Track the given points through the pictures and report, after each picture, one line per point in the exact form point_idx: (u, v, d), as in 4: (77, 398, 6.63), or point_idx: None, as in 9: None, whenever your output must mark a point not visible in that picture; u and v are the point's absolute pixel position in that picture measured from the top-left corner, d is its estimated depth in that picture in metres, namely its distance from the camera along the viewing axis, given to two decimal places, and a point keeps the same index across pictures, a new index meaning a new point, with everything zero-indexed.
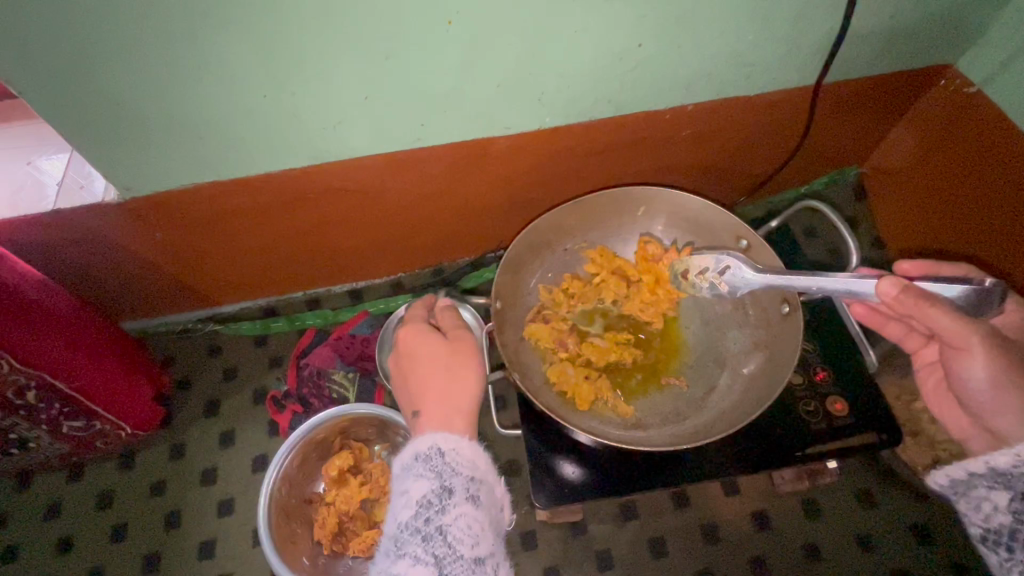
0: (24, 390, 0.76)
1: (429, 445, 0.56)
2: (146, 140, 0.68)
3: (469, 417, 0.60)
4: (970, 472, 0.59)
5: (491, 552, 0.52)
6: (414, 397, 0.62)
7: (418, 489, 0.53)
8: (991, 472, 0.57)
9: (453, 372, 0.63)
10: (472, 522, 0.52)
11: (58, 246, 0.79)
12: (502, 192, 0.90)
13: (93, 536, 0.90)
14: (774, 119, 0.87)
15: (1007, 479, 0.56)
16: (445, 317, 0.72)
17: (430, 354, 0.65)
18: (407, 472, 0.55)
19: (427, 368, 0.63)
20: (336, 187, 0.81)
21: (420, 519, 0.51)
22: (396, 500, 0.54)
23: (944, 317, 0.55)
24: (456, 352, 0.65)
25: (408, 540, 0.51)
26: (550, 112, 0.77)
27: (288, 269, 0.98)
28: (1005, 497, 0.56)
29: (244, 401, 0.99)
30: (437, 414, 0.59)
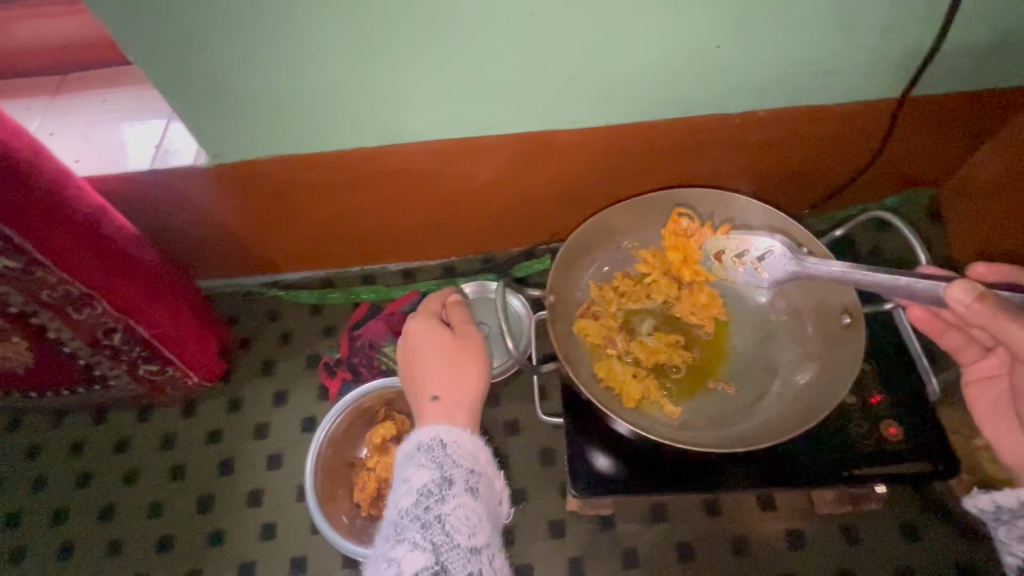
0: (112, 330, 0.85)
1: (432, 438, 0.61)
2: (236, 111, 0.73)
3: (469, 414, 0.65)
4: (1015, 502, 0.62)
5: (487, 543, 0.56)
6: (422, 388, 0.67)
7: (418, 478, 0.58)
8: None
9: (459, 369, 0.68)
10: (469, 514, 0.56)
11: (149, 204, 0.86)
12: (561, 185, 0.91)
13: (156, 472, 0.98)
14: (850, 131, 0.84)
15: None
16: (456, 313, 0.76)
17: (440, 349, 0.69)
18: (409, 461, 0.60)
19: (434, 364, 0.68)
20: (403, 168, 0.85)
21: (419, 506, 0.56)
22: (398, 488, 0.59)
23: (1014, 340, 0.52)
24: (463, 351, 0.70)
25: (407, 526, 0.55)
26: (617, 109, 0.78)
27: (347, 243, 1.02)
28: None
29: (298, 365, 1.05)
30: (444, 407, 0.65)
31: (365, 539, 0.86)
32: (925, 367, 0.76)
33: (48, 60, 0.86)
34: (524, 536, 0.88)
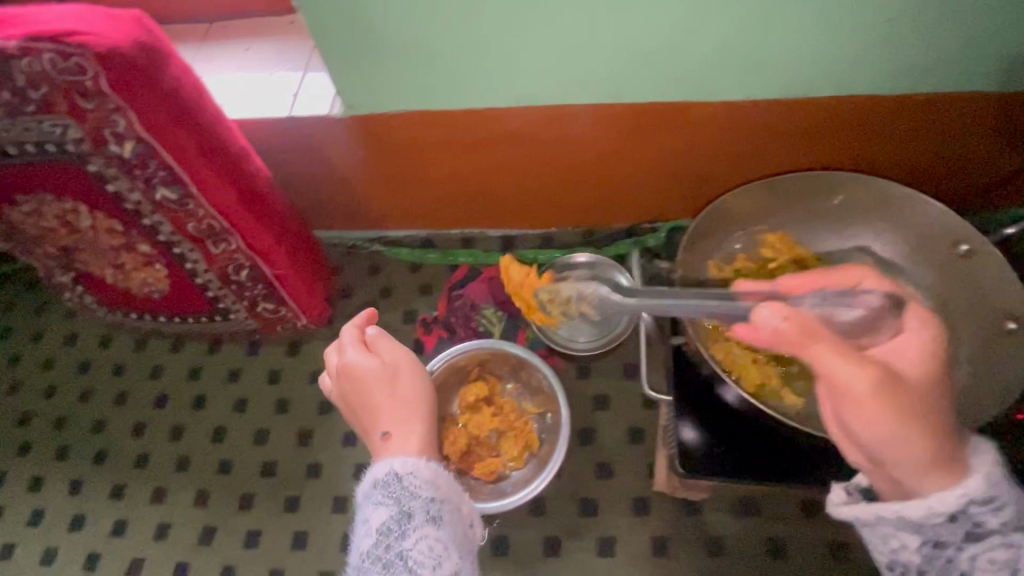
0: (240, 267, 0.90)
1: (387, 472, 0.59)
2: (378, 64, 0.75)
3: (424, 441, 0.63)
4: (935, 539, 0.48)
5: (456, 570, 0.55)
6: (374, 425, 0.65)
7: (377, 517, 0.56)
8: (965, 520, 0.47)
9: (400, 398, 0.66)
10: (433, 544, 0.55)
11: (281, 151, 0.90)
12: (682, 161, 0.89)
13: (262, 404, 1.05)
14: (1017, 122, 0.77)
15: (974, 525, 0.47)
16: (380, 341, 0.71)
17: (374, 387, 0.66)
18: (366, 500, 0.58)
19: (377, 399, 0.66)
20: (526, 132, 0.85)
21: (379, 547, 0.54)
22: (358, 529, 0.58)
23: (857, 375, 0.49)
24: (399, 384, 0.67)
25: (368, 569, 0.54)
26: (760, 84, 0.74)
27: (454, 206, 1.04)
28: (990, 551, 0.47)
29: (395, 319, 1.09)
30: (396, 440, 0.63)
31: None
32: None
33: (200, 7, 0.92)
34: (609, 510, 0.88)
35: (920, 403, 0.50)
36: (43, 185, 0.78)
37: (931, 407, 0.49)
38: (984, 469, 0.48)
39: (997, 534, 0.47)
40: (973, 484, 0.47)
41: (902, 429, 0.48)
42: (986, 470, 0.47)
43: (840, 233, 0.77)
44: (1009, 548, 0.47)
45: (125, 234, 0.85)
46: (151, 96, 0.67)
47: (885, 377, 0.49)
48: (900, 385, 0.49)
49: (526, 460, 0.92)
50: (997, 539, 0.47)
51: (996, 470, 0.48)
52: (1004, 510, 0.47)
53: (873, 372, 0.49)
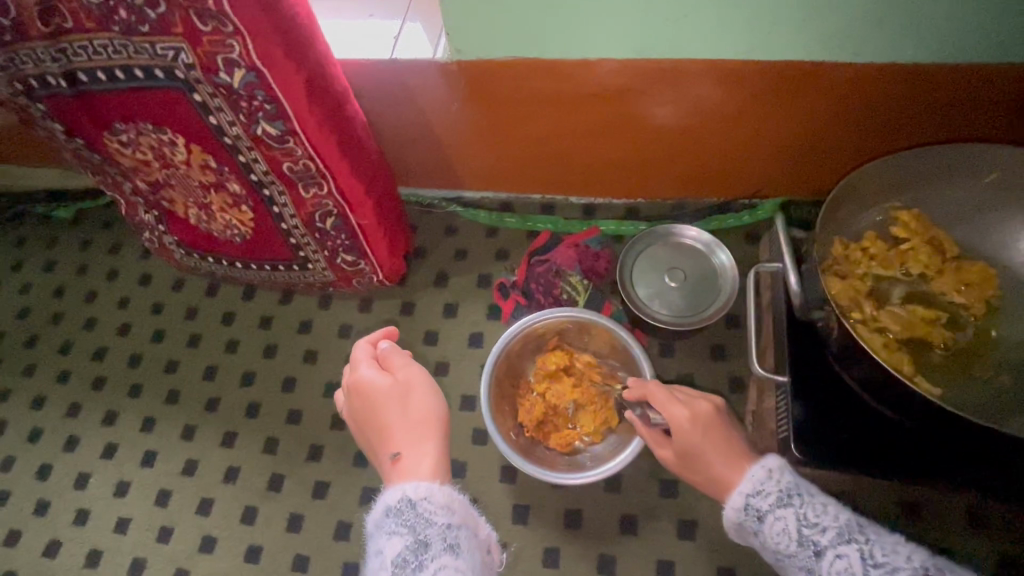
0: (327, 215, 0.88)
1: (399, 499, 0.58)
2: (499, 5, 0.71)
3: (437, 459, 0.63)
4: (747, 529, 0.63)
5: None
6: (386, 446, 0.66)
7: (392, 548, 0.55)
8: (751, 510, 0.62)
9: (413, 420, 0.66)
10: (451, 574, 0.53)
11: (377, 97, 0.88)
12: (799, 130, 0.84)
13: (333, 357, 1.04)
14: None
15: (756, 511, 0.62)
16: (391, 356, 0.72)
17: (386, 403, 0.67)
18: (380, 531, 0.57)
19: (390, 419, 0.66)
20: (640, 89, 0.80)
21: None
22: (371, 562, 0.56)
23: (680, 413, 0.69)
24: (409, 399, 0.68)
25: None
26: (909, 45, 0.69)
27: (542, 167, 1.00)
28: (772, 526, 0.60)
29: (470, 282, 1.06)
30: (406, 461, 0.63)
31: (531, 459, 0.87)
32: None
33: None
34: (690, 492, 0.85)
35: (706, 435, 0.67)
36: (149, 114, 0.77)
37: (730, 441, 0.67)
38: (755, 468, 0.64)
39: (769, 512, 0.61)
40: (745, 483, 0.63)
41: (694, 476, 0.69)
42: (755, 470, 0.63)
43: (982, 213, 0.70)
44: (781, 520, 0.59)
45: (217, 171, 0.84)
46: (267, 21, 0.64)
47: (699, 415, 0.69)
48: (727, 430, 0.68)
49: (604, 435, 0.89)
50: (772, 517, 0.60)
51: (764, 471, 0.63)
52: (770, 494, 0.61)
53: (691, 409, 0.70)
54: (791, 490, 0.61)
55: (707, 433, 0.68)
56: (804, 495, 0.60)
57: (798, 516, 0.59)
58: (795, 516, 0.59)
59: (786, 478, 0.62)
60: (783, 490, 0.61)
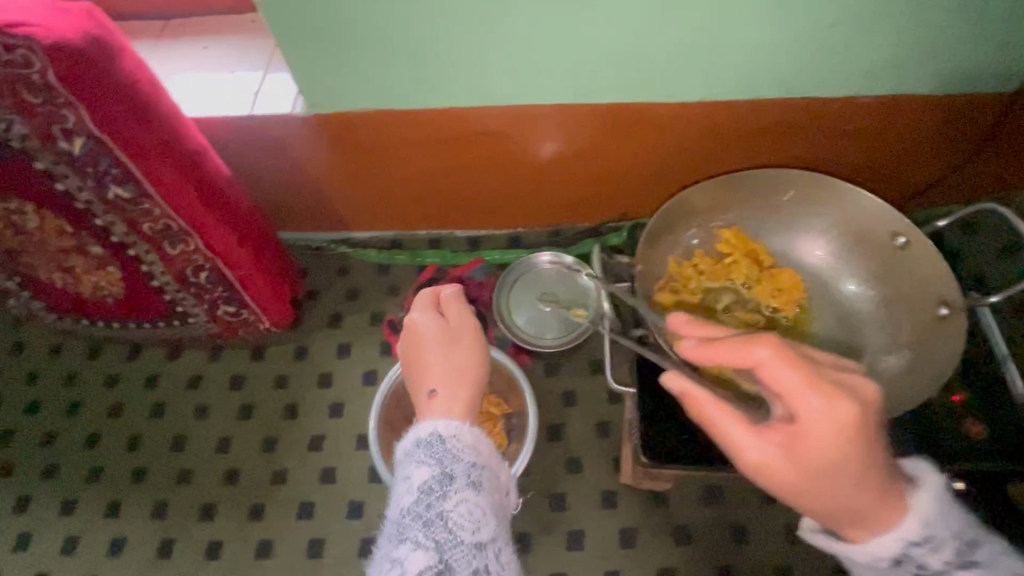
0: (200, 268, 0.88)
1: (431, 432, 0.59)
2: (341, 62, 0.75)
3: (467, 405, 0.64)
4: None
5: (492, 537, 0.52)
6: (422, 381, 0.67)
7: (419, 475, 0.55)
8: (908, 561, 0.46)
9: (451, 354, 0.70)
10: (471, 509, 0.53)
11: (243, 150, 0.89)
12: (642, 162, 0.91)
13: (224, 410, 1.02)
14: (947, 130, 0.82)
15: (919, 565, 0.46)
16: (449, 304, 0.76)
17: (428, 341, 0.70)
18: (409, 459, 0.57)
19: (428, 353, 0.69)
20: (491, 132, 0.86)
21: (420, 504, 0.52)
22: (397, 487, 0.56)
23: (816, 403, 0.44)
24: (452, 341, 0.71)
25: (409, 525, 0.51)
26: (717, 88, 0.77)
27: (422, 206, 1.04)
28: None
29: (363, 320, 1.08)
30: (440, 397, 0.64)
31: None
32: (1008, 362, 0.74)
33: (159, 5, 0.90)
34: (578, 503, 0.89)
35: (859, 445, 0.44)
36: None
37: (875, 447, 0.45)
38: (925, 501, 0.46)
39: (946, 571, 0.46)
40: (912, 526, 0.45)
41: (828, 497, 0.46)
42: (927, 504, 0.46)
43: (792, 225, 0.79)
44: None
45: (75, 236, 0.82)
46: (105, 91, 0.66)
47: (858, 405, 0.44)
48: (874, 431, 0.44)
49: None
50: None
51: (949, 506, 0.47)
52: (942, 548, 0.46)
53: (836, 401, 0.44)
54: (961, 537, 0.46)
55: (862, 442, 0.44)
56: (982, 542, 0.47)
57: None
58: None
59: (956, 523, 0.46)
60: (958, 541, 0.46)
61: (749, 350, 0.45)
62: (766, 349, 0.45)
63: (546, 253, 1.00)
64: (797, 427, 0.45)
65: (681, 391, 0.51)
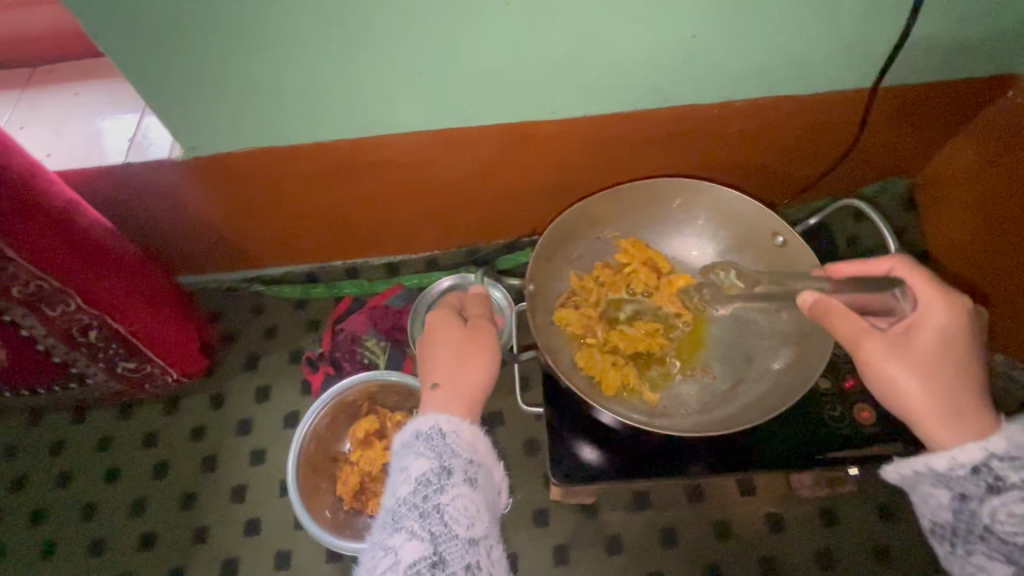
0: (87, 327, 0.83)
1: (432, 425, 0.61)
2: (211, 102, 0.72)
3: (470, 405, 0.65)
4: (962, 491, 0.54)
5: (483, 533, 0.56)
6: (429, 374, 0.67)
7: (417, 467, 0.57)
8: (986, 473, 0.53)
9: (466, 361, 0.67)
10: (466, 504, 0.56)
11: (125, 198, 0.85)
12: (542, 177, 0.91)
13: (137, 470, 0.96)
14: (824, 125, 0.86)
15: (994, 479, 0.52)
16: (474, 303, 0.75)
17: (444, 336, 0.70)
18: (408, 451, 0.60)
19: (443, 350, 0.69)
20: (384, 161, 0.84)
21: (418, 496, 0.56)
22: (396, 476, 0.59)
23: (938, 311, 0.58)
24: (470, 340, 0.69)
25: (405, 515, 0.55)
26: (598, 101, 0.78)
27: (331, 238, 1.01)
28: (1006, 503, 0.51)
29: (281, 359, 1.04)
30: (443, 393, 0.64)
31: (350, 533, 0.87)
32: None
33: (18, 52, 0.85)
34: (508, 527, 0.87)
35: (956, 341, 0.57)
36: None
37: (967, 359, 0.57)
38: (1012, 434, 0.53)
39: (1015, 488, 0.51)
40: (995, 441, 0.53)
41: (923, 387, 0.57)
42: (1016, 435, 0.53)
43: (684, 233, 0.83)
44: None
45: None
46: None
47: (958, 313, 0.58)
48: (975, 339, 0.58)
49: None
50: (1015, 495, 0.51)
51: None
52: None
53: (950, 307, 0.58)
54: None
55: (958, 348, 0.57)
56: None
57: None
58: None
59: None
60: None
61: (887, 262, 0.63)
62: (902, 266, 0.61)
63: (443, 279, 0.96)
64: (913, 323, 0.59)
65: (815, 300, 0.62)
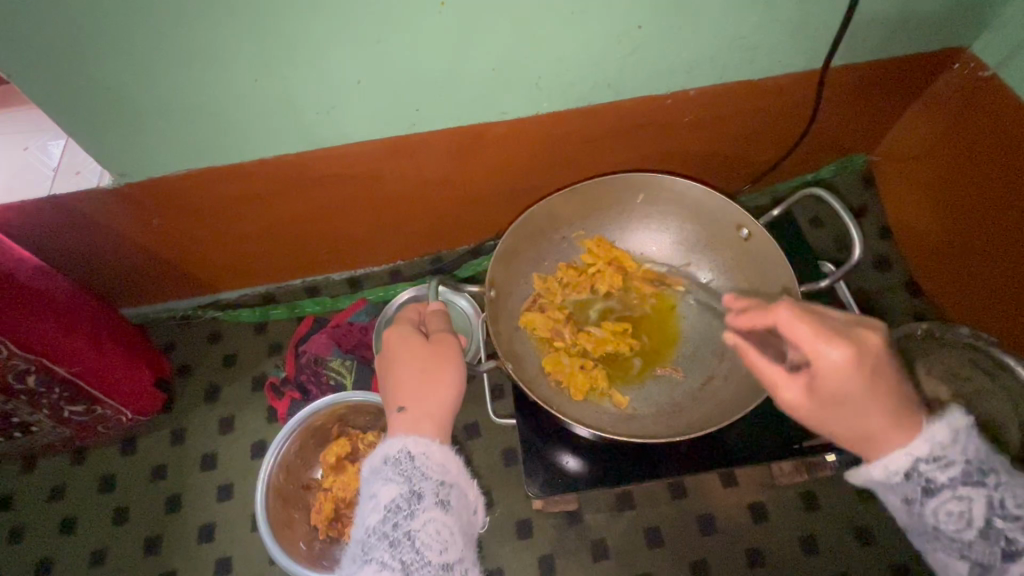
0: (24, 374, 0.77)
1: (399, 448, 0.52)
2: (136, 124, 0.68)
3: (442, 425, 0.56)
4: (904, 497, 0.49)
5: (460, 557, 0.49)
6: (393, 396, 0.58)
7: (385, 493, 0.50)
8: (918, 477, 0.48)
9: (429, 374, 0.58)
10: (441, 528, 0.49)
11: (56, 231, 0.79)
12: (499, 180, 0.89)
13: (96, 518, 0.91)
14: (778, 108, 0.85)
15: (927, 481, 0.47)
16: (437, 315, 0.66)
17: (406, 352, 0.60)
18: (375, 476, 0.52)
19: (401, 365, 0.59)
20: (331, 174, 0.80)
21: (387, 523, 0.48)
22: (363, 503, 0.51)
23: (834, 359, 0.47)
24: (435, 352, 0.60)
25: (374, 545, 0.48)
26: (547, 98, 0.75)
27: (287, 257, 0.97)
28: (946, 503, 0.47)
29: (242, 387, 0.99)
30: (413, 414, 0.55)
31: (325, 564, 0.82)
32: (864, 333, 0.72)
33: None
34: (490, 542, 0.85)
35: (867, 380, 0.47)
36: None
37: (897, 385, 0.48)
38: (936, 430, 0.48)
39: (947, 488, 0.47)
40: (921, 446, 0.48)
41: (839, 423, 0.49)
42: (938, 431, 0.48)
43: (649, 229, 0.82)
44: (960, 501, 0.47)
45: None
46: None
47: (860, 353, 0.47)
48: (882, 374, 0.48)
49: None
50: (949, 494, 0.47)
51: (949, 435, 0.48)
52: (952, 467, 0.47)
53: (849, 351, 0.47)
54: (977, 469, 0.47)
55: (870, 385, 0.47)
56: (997, 474, 0.47)
57: (990, 500, 0.46)
58: (983, 500, 0.46)
59: (973, 448, 0.48)
60: (972, 464, 0.47)
61: (772, 312, 0.51)
62: (785, 311, 0.49)
63: (403, 292, 0.96)
64: (815, 372, 0.48)
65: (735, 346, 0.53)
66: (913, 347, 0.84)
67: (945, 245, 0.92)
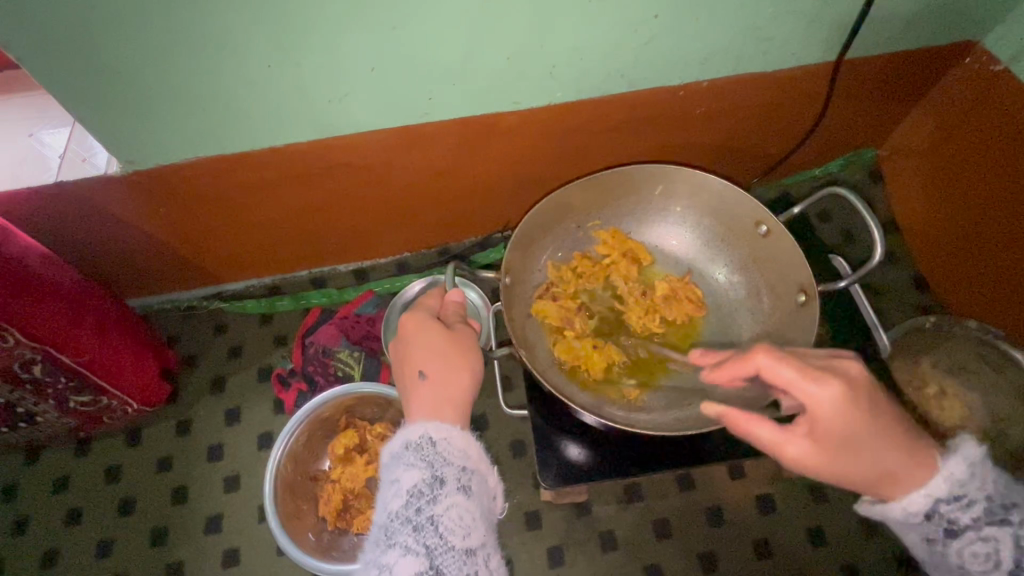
0: (30, 363, 0.76)
1: (420, 434, 0.52)
2: (146, 111, 0.67)
3: (462, 410, 0.56)
4: (925, 536, 0.51)
5: (483, 543, 0.49)
6: (411, 383, 0.57)
7: (408, 478, 0.50)
8: (940, 519, 0.50)
9: (450, 361, 0.58)
10: (463, 514, 0.48)
11: (62, 219, 0.78)
12: (510, 171, 0.88)
13: (101, 510, 0.90)
14: (792, 100, 0.85)
15: (949, 522, 0.49)
16: (451, 306, 0.66)
17: (425, 340, 0.60)
18: (396, 461, 0.51)
19: (421, 353, 0.59)
20: (342, 163, 0.80)
21: (410, 508, 0.48)
22: (385, 490, 0.51)
23: (828, 398, 0.48)
24: (455, 342, 0.60)
25: (397, 530, 0.47)
26: (561, 87, 0.75)
27: (296, 247, 0.97)
28: (970, 544, 0.49)
29: (249, 378, 0.99)
30: (431, 398, 0.55)
31: (335, 554, 0.82)
32: (877, 330, 0.78)
33: None
34: (500, 533, 0.85)
35: (862, 416, 0.49)
36: None
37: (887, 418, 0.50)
38: (952, 469, 0.50)
39: (971, 528, 0.49)
40: (938, 485, 0.49)
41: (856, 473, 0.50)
42: (956, 470, 0.50)
43: (665, 221, 0.82)
44: (986, 542, 0.49)
45: None
46: None
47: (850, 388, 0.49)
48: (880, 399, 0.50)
49: None
50: (973, 534, 0.49)
51: (966, 471, 0.50)
52: (975, 506, 0.49)
53: (838, 386, 0.48)
54: (999, 507, 0.49)
55: (866, 420, 0.49)
56: (1022, 509, 0.49)
57: (1017, 538, 0.48)
58: (1010, 539, 0.48)
59: (993, 481, 0.50)
60: (993, 501, 0.49)
61: (752, 358, 0.51)
62: (762, 355, 0.50)
63: (415, 282, 0.97)
64: (811, 416, 0.50)
65: (722, 414, 0.53)
66: (930, 342, 0.84)
67: (954, 238, 0.92)
